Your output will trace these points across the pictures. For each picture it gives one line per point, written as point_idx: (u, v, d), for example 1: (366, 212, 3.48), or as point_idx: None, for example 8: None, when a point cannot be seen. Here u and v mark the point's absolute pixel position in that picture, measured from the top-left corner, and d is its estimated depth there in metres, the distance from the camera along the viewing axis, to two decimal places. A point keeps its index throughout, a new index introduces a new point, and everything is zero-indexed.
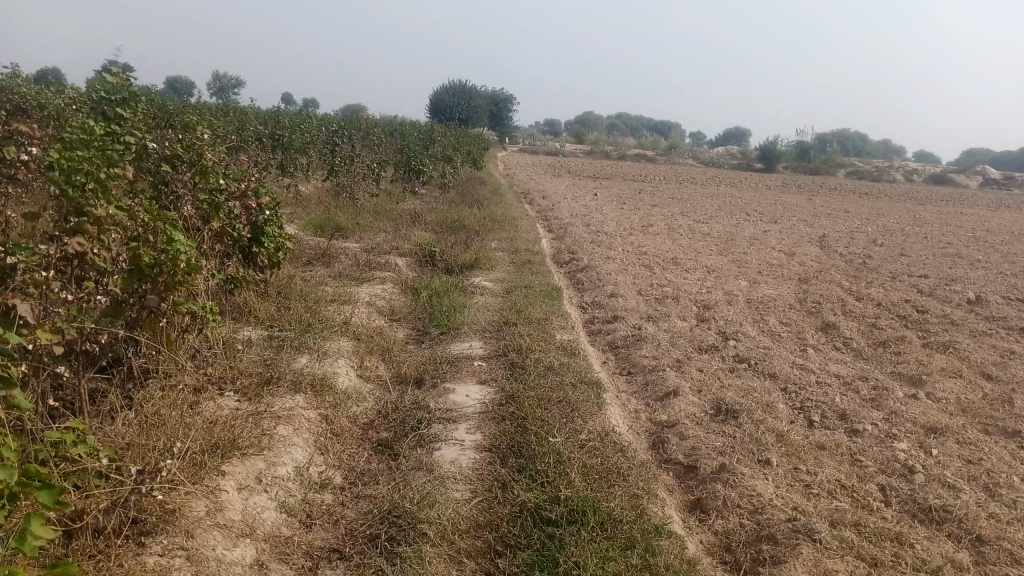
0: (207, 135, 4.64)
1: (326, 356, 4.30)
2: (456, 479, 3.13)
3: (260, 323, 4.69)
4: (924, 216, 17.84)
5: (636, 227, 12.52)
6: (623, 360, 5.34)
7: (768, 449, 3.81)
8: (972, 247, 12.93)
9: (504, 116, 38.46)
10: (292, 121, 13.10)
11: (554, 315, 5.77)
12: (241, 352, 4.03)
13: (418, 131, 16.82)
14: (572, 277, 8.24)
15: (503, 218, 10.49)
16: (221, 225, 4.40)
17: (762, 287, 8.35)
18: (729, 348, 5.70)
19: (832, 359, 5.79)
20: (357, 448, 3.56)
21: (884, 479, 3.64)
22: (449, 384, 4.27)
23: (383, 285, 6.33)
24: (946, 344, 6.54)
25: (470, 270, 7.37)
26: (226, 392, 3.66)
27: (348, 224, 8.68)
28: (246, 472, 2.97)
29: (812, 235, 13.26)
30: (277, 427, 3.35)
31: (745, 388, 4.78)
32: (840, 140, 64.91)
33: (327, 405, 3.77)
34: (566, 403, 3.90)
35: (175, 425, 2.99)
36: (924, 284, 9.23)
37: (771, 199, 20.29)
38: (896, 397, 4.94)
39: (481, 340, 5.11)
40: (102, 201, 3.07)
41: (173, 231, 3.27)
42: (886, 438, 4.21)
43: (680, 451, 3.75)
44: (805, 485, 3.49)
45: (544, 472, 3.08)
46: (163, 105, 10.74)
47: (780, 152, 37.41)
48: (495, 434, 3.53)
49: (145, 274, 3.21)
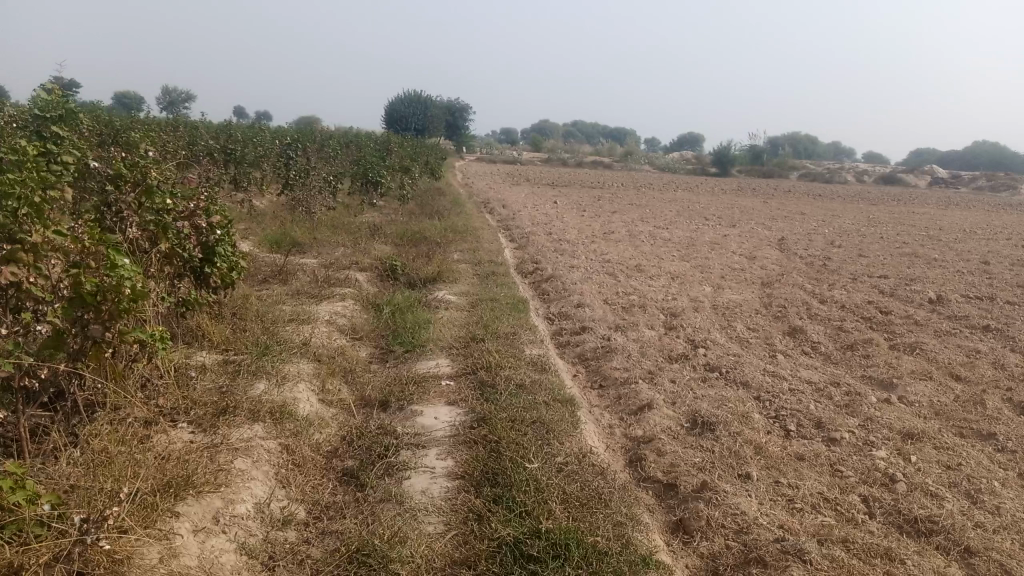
0: (154, 152, 4.42)
1: (285, 381, 4.10)
2: (428, 511, 2.97)
3: (215, 347, 4.47)
4: (879, 217, 18.09)
5: (597, 234, 12.45)
6: (594, 372, 5.22)
7: (747, 463, 3.70)
8: (927, 246, 13.10)
9: (460, 126, 38.36)
10: (244, 134, 12.83)
11: (521, 328, 5.63)
12: (194, 379, 3.82)
13: (375, 143, 16.59)
14: (537, 288, 8.12)
15: (465, 229, 10.34)
16: (171, 246, 4.18)
17: (727, 292, 8.31)
18: (699, 356, 5.60)
19: (803, 365, 5.73)
20: (321, 478, 3.37)
21: (867, 490, 3.56)
22: (417, 406, 4.10)
23: (344, 302, 6.14)
24: (912, 345, 6.53)
25: (433, 284, 7.20)
26: (179, 423, 3.45)
27: (305, 239, 8.45)
28: (202, 512, 2.77)
29: (771, 238, 13.31)
30: (235, 460, 3.15)
31: (719, 398, 4.68)
32: (792, 144, 66.11)
33: (288, 434, 3.57)
34: (541, 423, 3.75)
35: (124, 465, 2.79)
36: (885, 284, 9.28)
37: (728, 203, 20.37)
38: (869, 402, 4.88)
39: (448, 357, 4.95)
40: (37, 224, 2.87)
41: (117, 256, 3.07)
42: (864, 445, 4.14)
43: (658, 469, 3.63)
44: (788, 499, 3.39)
45: (522, 500, 2.92)
46: (109, 121, 10.45)
47: (734, 156, 37.86)
48: (467, 460, 3.37)
49: (87, 303, 3.00)
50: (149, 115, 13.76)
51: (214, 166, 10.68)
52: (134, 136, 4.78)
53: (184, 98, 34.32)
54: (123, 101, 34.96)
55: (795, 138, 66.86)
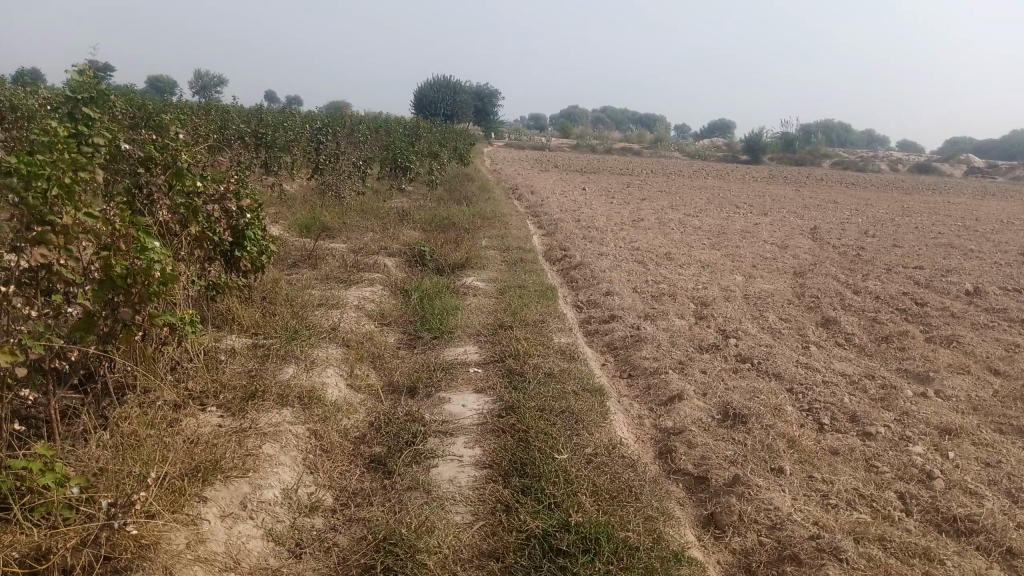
0: (184, 134, 4.39)
1: (314, 366, 4.09)
2: (456, 500, 2.94)
3: (245, 330, 4.48)
4: (914, 206, 17.77)
5: (627, 222, 12.35)
6: (623, 362, 5.16)
7: (780, 456, 3.63)
8: (963, 236, 12.84)
9: (488, 111, 38.27)
10: (275, 119, 12.87)
11: (550, 316, 5.58)
12: (223, 363, 3.83)
13: (404, 128, 16.57)
14: (565, 275, 8.06)
15: (493, 215, 10.29)
16: (200, 229, 4.18)
17: (759, 282, 8.19)
18: (730, 346, 5.52)
19: (837, 357, 5.62)
20: (348, 464, 3.36)
21: (903, 487, 3.48)
22: (444, 393, 4.08)
23: (372, 287, 6.14)
24: (949, 338, 6.39)
25: (462, 269, 7.17)
26: (208, 406, 3.45)
27: (334, 224, 8.46)
28: (230, 497, 2.76)
29: (803, 227, 13.11)
30: (263, 445, 3.15)
31: (751, 389, 4.60)
32: (825, 131, 65.16)
33: (316, 419, 3.56)
34: (569, 413, 3.71)
35: (153, 448, 2.78)
36: (920, 275, 9.10)
37: (760, 191, 20.11)
38: (905, 396, 4.77)
39: (476, 344, 4.92)
40: (67, 206, 2.84)
41: (147, 239, 3.05)
42: (900, 441, 4.05)
43: (689, 461, 3.57)
44: (822, 495, 3.32)
45: (551, 492, 2.89)
46: (141, 104, 10.53)
47: (766, 143, 37.36)
48: (495, 449, 3.34)
49: (117, 286, 3.00)
50: (181, 98, 13.86)
51: (245, 151, 10.73)
52: (165, 118, 4.78)
53: (214, 81, 34.57)
54: (158, 85, 35.26)
55: (829, 125, 65.80)
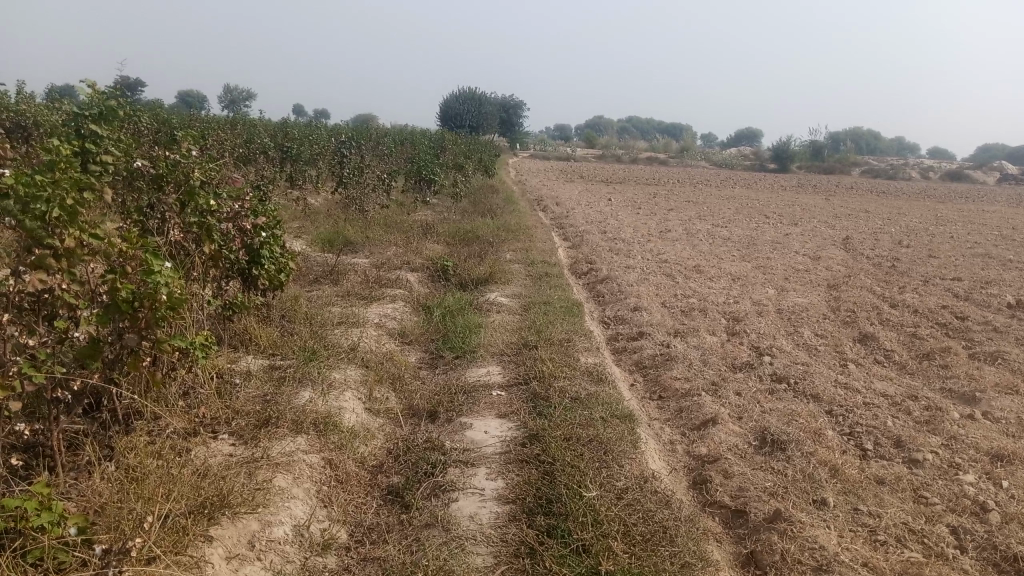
0: (198, 149, 4.24)
1: (331, 390, 3.94)
2: (476, 540, 2.77)
3: (261, 351, 4.36)
4: (947, 215, 17.38)
5: (654, 233, 12.13)
6: (653, 382, 4.96)
7: (822, 487, 3.41)
8: (1001, 246, 12.47)
9: (513, 122, 38.26)
10: (300, 133, 12.85)
11: (576, 334, 5.40)
12: (237, 388, 3.69)
13: (429, 140, 16.50)
14: (592, 289, 7.88)
15: (517, 227, 10.14)
16: (216, 249, 4.03)
17: (792, 295, 7.95)
18: (765, 365, 5.29)
19: (876, 376, 5.36)
20: (365, 497, 3.20)
21: (956, 520, 3.25)
22: (466, 418, 3.90)
23: (393, 304, 5.99)
24: (993, 354, 6.11)
25: (485, 285, 7.01)
26: (220, 434, 3.31)
27: (357, 238, 8.34)
28: (237, 536, 2.61)
29: (835, 237, 12.81)
30: (275, 478, 2.99)
31: (789, 412, 4.38)
32: (853, 139, 64.55)
33: (332, 447, 3.40)
34: (598, 442, 3.51)
35: (157, 483, 2.63)
36: (959, 288, 8.79)
37: (788, 200, 19.79)
38: (951, 419, 4.52)
39: (499, 365, 4.74)
40: (70, 228, 2.70)
41: (155, 261, 2.90)
42: (950, 468, 3.81)
43: (726, 493, 3.37)
44: (869, 531, 3.11)
45: (579, 535, 2.70)
46: (167, 119, 10.52)
47: (794, 152, 36.93)
48: (518, 483, 3.16)
49: (122, 311, 2.85)
50: (207, 113, 13.90)
51: (269, 165, 10.67)
52: (180, 134, 4.65)
53: (243, 95, 34.93)
54: (188, 100, 35.68)
55: (857, 133, 65.24)
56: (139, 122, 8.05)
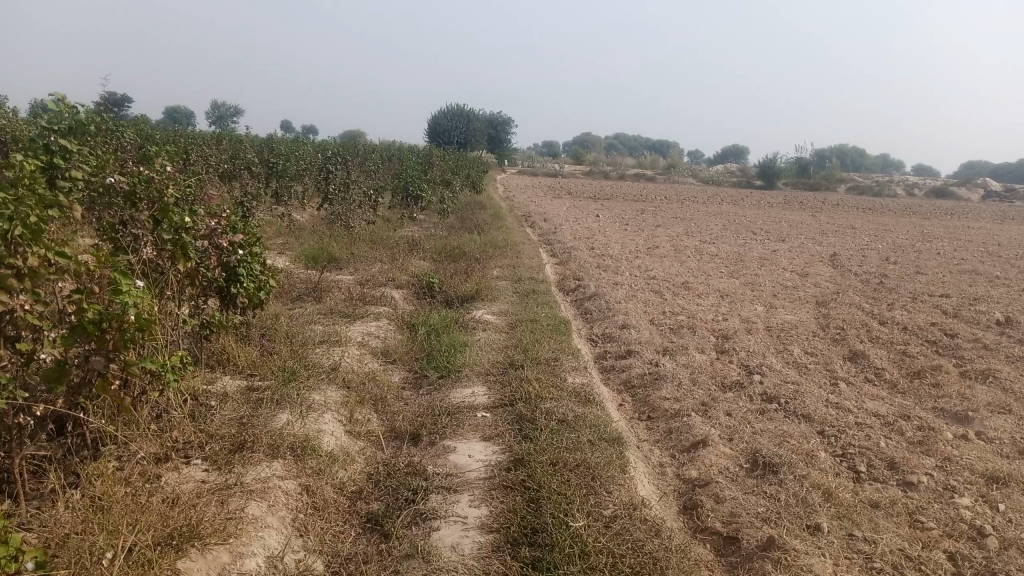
0: (172, 165, 4.13)
1: (311, 412, 3.81)
2: (457, 572, 2.66)
3: (240, 371, 4.23)
4: (934, 231, 17.42)
5: (642, 249, 12.08)
6: (641, 402, 4.86)
7: (816, 512, 3.31)
8: (988, 262, 12.47)
9: (501, 138, 38.32)
10: (286, 148, 12.75)
11: (563, 353, 5.30)
12: (212, 411, 3.56)
13: (417, 156, 16.46)
14: (579, 307, 7.79)
15: (505, 243, 10.06)
16: (191, 266, 3.90)
17: (780, 312, 7.88)
18: (756, 384, 5.20)
19: (868, 395, 5.28)
20: (343, 525, 3.08)
21: (954, 546, 3.16)
22: (449, 441, 3.79)
23: (377, 322, 5.88)
24: (984, 372, 6.04)
25: (471, 302, 6.91)
26: (193, 460, 3.18)
27: (342, 254, 8.23)
28: (207, 567, 2.48)
29: (823, 254, 12.79)
30: (249, 506, 2.87)
31: (780, 433, 4.28)
32: (839, 156, 65.04)
33: (310, 473, 3.28)
34: (585, 467, 3.41)
35: (123, 512, 2.50)
36: (947, 304, 8.75)
37: (776, 216, 19.83)
38: (945, 439, 4.43)
39: (485, 385, 4.63)
40: (34, 246, 2.58)
41: (124, 280, 2.77)
42: (945, 491, 3.72)
43: (717, 519, 3.27)
44: (865, 558, 3.01)
45: (566, 568, 2.59)
46: (151, 134, 10.41)
47: (780, 168, 37.11)
48: (502, 511, 3.06)
49: (88, 334, 2.72)
50: (193, 129, 13.80)
51: (253, 180, 10.55)
52: (155, 150, 4.53)
53: (232, 112, 34.95)
54: (175, 116, 35.64)
55: (843, 150, 65.79)
56: (121, 138, 7.94)
